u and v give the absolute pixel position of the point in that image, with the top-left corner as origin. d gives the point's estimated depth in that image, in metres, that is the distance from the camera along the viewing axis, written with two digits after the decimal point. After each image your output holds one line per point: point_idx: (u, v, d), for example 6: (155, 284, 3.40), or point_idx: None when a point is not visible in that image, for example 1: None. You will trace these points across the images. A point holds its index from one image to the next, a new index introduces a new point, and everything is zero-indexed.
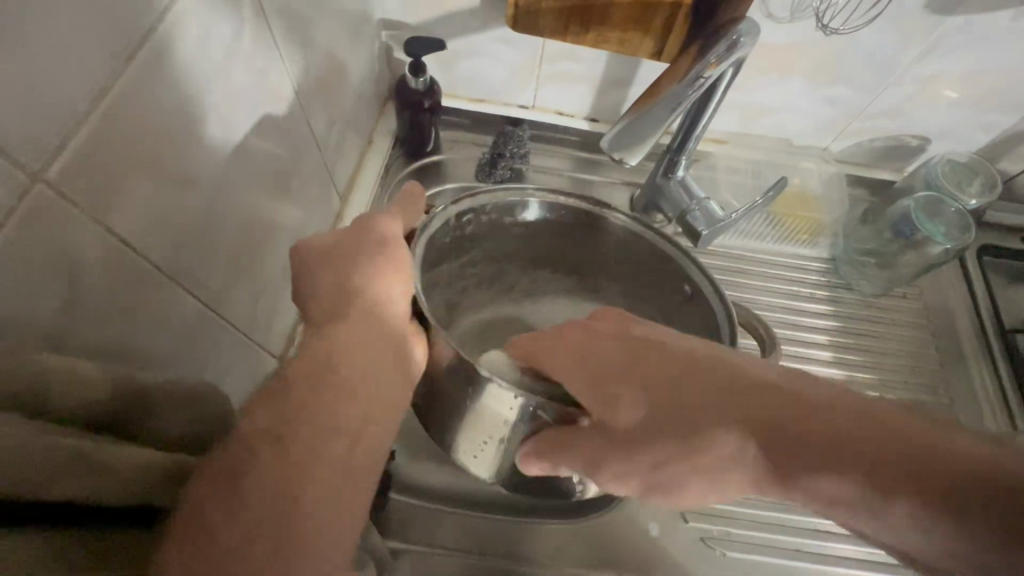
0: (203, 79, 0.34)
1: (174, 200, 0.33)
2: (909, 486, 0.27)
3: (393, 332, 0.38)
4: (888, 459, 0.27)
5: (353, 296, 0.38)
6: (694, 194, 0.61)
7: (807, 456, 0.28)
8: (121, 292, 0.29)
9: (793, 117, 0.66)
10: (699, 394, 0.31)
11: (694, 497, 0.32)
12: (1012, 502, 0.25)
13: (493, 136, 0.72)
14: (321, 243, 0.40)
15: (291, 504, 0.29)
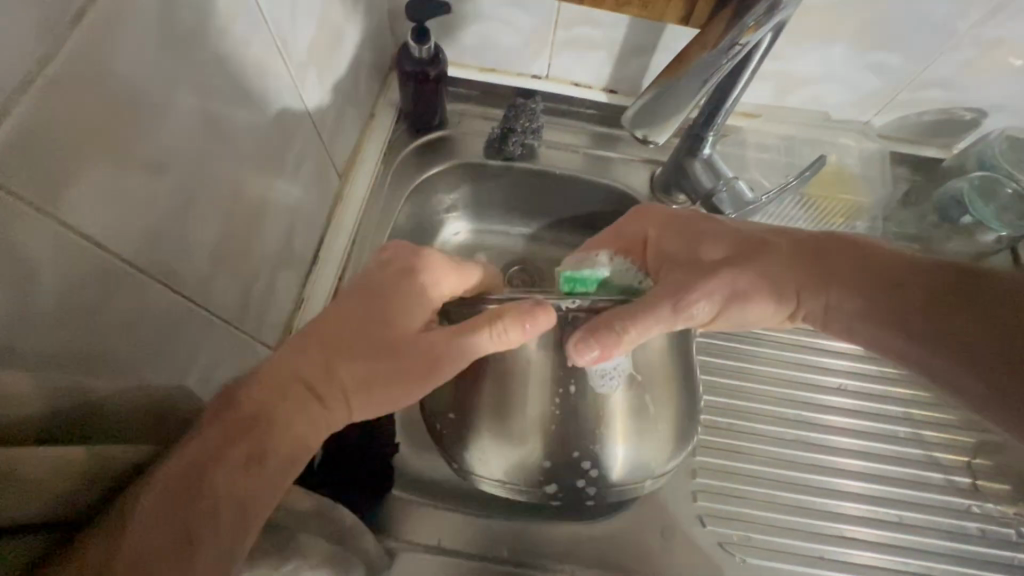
0: (173, 48, 0.30)
1: (145, 187, 0.29)
2: (911, 288, 0.41)
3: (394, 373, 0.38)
4: (891, 278, 0.42)
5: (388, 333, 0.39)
6: (722, 173, 0.56)
7: (823, 274, 0.44)
8: (81, 292, 0.26)
9: (833, 89, 0.60)
10: (755, 235, 0.46)
11: (747, 316, 0.46)
12: (994, 306, 0.38)
13: (503, 109, 0.67)
14: (404, 264, 0.42)
15: (248, 499, 0.29)
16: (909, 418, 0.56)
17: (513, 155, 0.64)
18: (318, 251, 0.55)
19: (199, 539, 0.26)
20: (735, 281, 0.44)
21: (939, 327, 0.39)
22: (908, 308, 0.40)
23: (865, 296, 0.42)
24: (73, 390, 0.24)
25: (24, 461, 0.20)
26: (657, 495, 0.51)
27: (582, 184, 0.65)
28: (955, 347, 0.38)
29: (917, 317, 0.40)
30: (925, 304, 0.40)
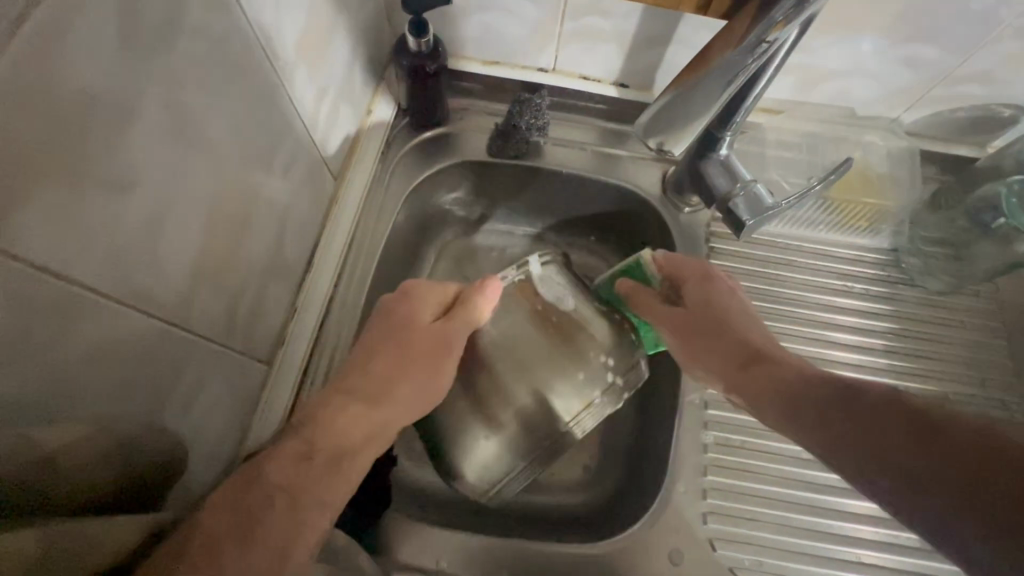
0: (134, 55, 0.27)
1: (103, 208, 0.27)
2: (843, 404, 0.35)
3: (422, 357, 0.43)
4: (843, 402, 0.35)
5: (404, 336, 0.44)
6: (740, 176, 0.52)
7: (755, 369, 0.42)
8: (29, 328, 0.24)
9: (861, 83, 0.56)
10: (726, 313, 0.47)
11: (684, 358, 0.47)
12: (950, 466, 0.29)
13: (508, 104, 0.64)
14: (401, 294, 0.47)
15: (297, 495, 0.34)
16: None
17: (518, 153, 0.61)
18: (313, 258, 0.53)
19: (255, 534, 0.30)
20: (679, 327, 0.47)
21: (874, 445, 0.32)
22: (835, 432, 0.34)
23: (795, 406, 0.38)
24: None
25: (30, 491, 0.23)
26: (664, 515, 0.49)
27: (590, 184, 0.62)
28: (870, 480, 0.32)
29: (837, 428, 0.34)
30: (872, 417, 0.33)
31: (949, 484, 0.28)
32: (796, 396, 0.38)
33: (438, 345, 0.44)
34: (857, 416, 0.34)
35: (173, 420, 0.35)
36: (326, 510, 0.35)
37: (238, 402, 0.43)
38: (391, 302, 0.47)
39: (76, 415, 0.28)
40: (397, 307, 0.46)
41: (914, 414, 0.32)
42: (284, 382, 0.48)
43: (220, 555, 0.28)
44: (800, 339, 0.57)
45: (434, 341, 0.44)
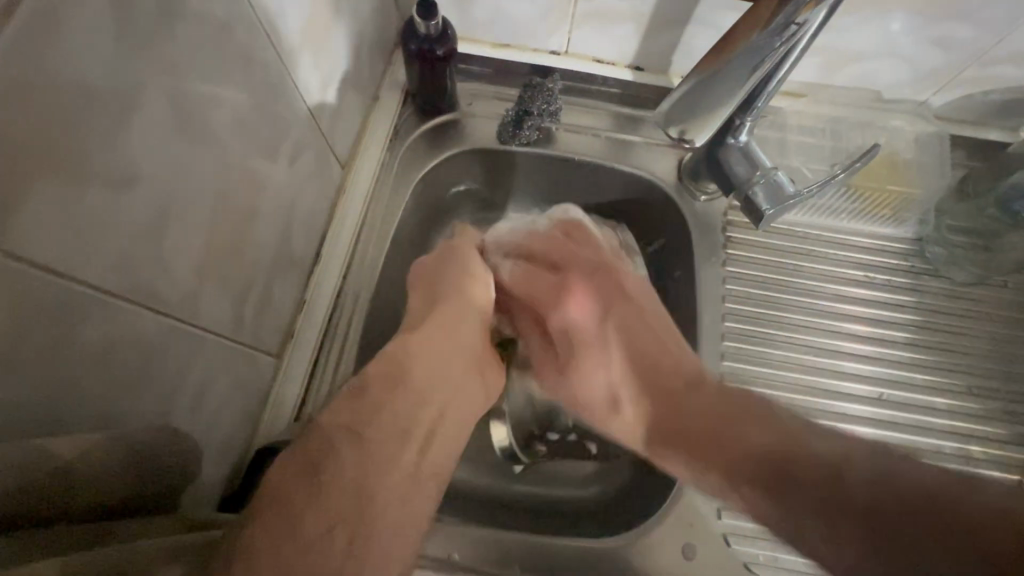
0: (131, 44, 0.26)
1: (104, 204, 0.26)
2: (777, 462, 0.36)
3: (454, 303, 0.45)
4: (773, 461, 0.36)
5: (435, 293, 0.46)
6: (761, 164, 0.50)
7: (680, 410, 0.42)
8: (34, 329, 0.24)
9: (887, 64, 0.54)
10: (634, 334, 0.48)
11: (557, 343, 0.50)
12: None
13: (519, 88, 0.62)
14: (423, 264, 0.48)
15: (364, 439, 0.33)
16: (955, 431, 0.52)
17: (529, 140, 0.60)
18: (321, 249, 0.52)
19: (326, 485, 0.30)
20: (552, 321, 0.50)
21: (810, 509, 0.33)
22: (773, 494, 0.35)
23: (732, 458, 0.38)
24: (33, 458, 0.22)
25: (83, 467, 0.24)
26: (679, 509, 0.48)
27: (604, 171, 0.60)
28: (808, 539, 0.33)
29: (772, 488, 0.35)
30: (795, 483, 0.35)
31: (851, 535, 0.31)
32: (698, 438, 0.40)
33: (466, 289, 0.46)
34: (774, 477, 0.36)
35: (183, 417, 0.35)
36: (395, 441, 0.34)
37: (247, 397, 0.42)
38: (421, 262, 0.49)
39: (82, 418, 0.27)
40: (428, 271, 0.47)
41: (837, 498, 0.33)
42: (295, 376, 0.47)
43: (297, 510, 0.28)
44: (815, 331, 0.55)
45: (458, 288, 0.46)
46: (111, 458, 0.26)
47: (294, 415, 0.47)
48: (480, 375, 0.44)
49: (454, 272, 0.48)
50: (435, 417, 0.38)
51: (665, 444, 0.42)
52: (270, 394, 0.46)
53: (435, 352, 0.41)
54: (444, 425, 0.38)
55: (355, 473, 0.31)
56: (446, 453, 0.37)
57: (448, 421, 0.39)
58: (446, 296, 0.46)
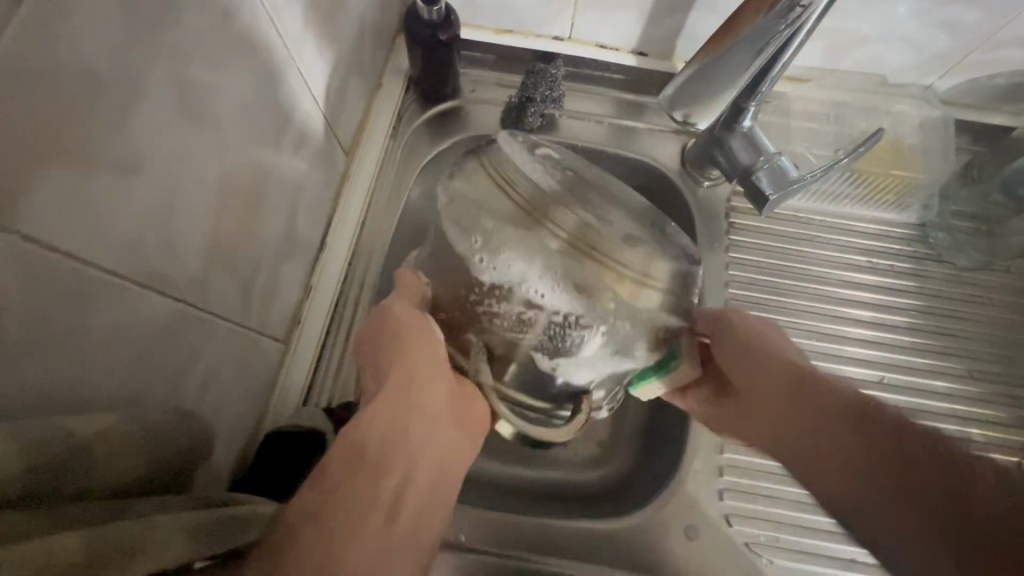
0: (137, 28, 0.26)
1: (110, 189, 0.26)
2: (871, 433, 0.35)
3: (410, 358, 0.38)
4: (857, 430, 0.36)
5: (390, 349, 0.39)
6: (765, 149, 0.50)
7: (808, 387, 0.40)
8: (55, 306, 0.25)
9: (892, 47, 0.53)
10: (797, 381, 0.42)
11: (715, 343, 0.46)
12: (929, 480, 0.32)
13: (521, 75, 0.62)
14: (374, 322, 0.41)
15: (331, 508, 0.31)
16: (956, 414, 0.53)
17: (533, 127, 0.60)
18: (325, 238, 0.52)
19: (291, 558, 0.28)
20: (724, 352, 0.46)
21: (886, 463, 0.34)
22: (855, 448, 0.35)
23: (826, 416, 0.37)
24: (60, 434, 0.23)
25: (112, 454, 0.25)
26: (680, 492, 0.49)
27: (607, 158, 0.60)
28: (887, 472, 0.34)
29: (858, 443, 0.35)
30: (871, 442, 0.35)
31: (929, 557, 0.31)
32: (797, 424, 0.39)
33: (416, 340, 0.39)
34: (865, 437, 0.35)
35: (194, 400, 0.36)
36: (363, 510, 0.31)
37: (255, 384, 0.43)
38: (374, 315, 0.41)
39: (96, 398, 0.28)
40: (375, 330, 0.41)
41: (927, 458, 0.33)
42: (301, 363, 0.48)
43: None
44: (819, 316, 0.55)
45: (412, 340, 0.39)
46: (124, 437, 0.26)
47: (300, 400, 0.47)
48: (459, 418, 0.39)
49: (398, 329, 0.40)
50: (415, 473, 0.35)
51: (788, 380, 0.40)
52: (277, 380, 0.46)
53: (398, 411, 0.36)
54: (419, 481, 0.35)
55: (321, 553, 0.29)
56: (424, 509, 0.35)
57: (423, 474, 0.35)
58: (401, 351, 0.39)
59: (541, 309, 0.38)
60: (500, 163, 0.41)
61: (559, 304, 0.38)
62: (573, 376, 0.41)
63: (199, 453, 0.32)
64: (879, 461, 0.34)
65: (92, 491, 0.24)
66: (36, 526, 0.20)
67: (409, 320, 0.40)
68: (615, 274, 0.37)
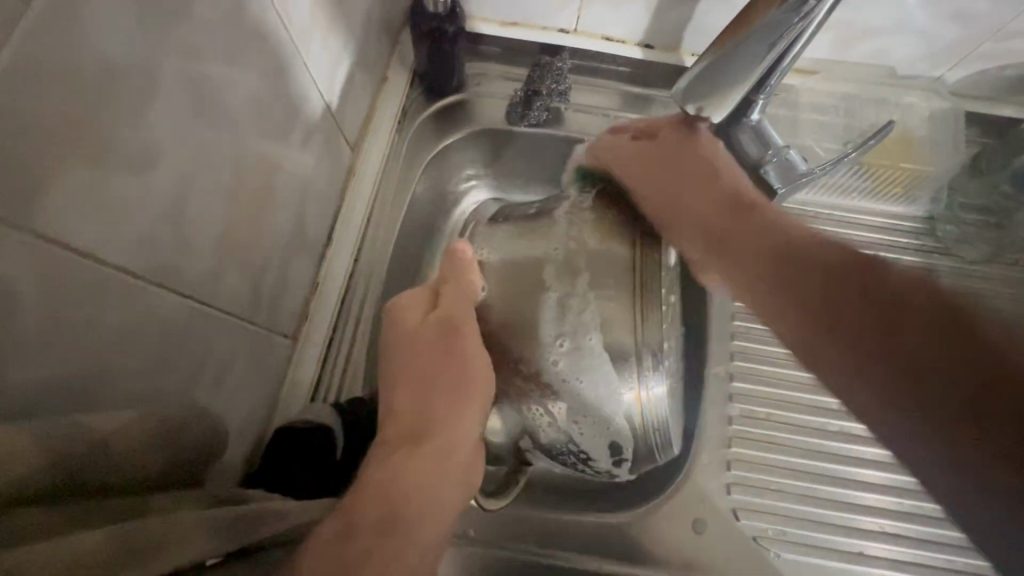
0: (152, 23, 0.26)
1: (126, 186, 0.26)
2: (845, 280, 0.33)
3: (456, 399, 0.38)
4: (818, 287, 0.33)
5: (442, 375, 0.39)
6: (773, 141, 0.50)
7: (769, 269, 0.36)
8: (69, 303, 0.24)
9: (903, 39, 0.53)
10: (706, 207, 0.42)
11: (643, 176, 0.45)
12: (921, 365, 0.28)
13: (527, 68, 0.61)
14: (432, 340, 0.40)
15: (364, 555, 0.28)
16: None
17: (538, 120, 0.59)
18: (332, 233, 0.52)
19: None
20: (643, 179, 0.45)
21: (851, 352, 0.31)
22: (832, 345, 0.32)
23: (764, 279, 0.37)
24: (75, 430, 0.23)
25: (127, 447, 0.25)
26: (688, 486, 0.49)
27: None
28: (864, 387, 0.30)
29: (836, 328, 0.32)
30: (849, 311, 0.32)
31: (936, 438, 0.27)
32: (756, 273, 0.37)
33: (471, 388, 0.39)
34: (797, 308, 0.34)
35: (208, 398, 0.36)
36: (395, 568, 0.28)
37: (265, 380, 0.43)
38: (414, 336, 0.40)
39: (114, 394, 0.28)
40: (428, 353, 0.39)
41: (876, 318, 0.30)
42: (310, 358, 0.48)
43: None
44: None
45: (469, 381, 0.39)
46: (140, 433, 0.26)
47: (310, 396, 0.47)
48: (470, 485, 0.37)
49: (467, 376, 0.39)
50: (434, 531, 0.33)
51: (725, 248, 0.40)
52: (286, 376, 0.46)
53: (432, 467, 0.35)
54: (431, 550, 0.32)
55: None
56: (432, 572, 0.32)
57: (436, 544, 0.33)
58: (452, 402, 0.38)
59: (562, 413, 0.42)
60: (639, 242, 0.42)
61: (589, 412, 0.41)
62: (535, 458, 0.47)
63: (214, 448, 0.32)
64: (865, 318, 0.31)
65: (110, 489, 0.24)
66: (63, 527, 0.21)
67: (474, 360, 0.39)
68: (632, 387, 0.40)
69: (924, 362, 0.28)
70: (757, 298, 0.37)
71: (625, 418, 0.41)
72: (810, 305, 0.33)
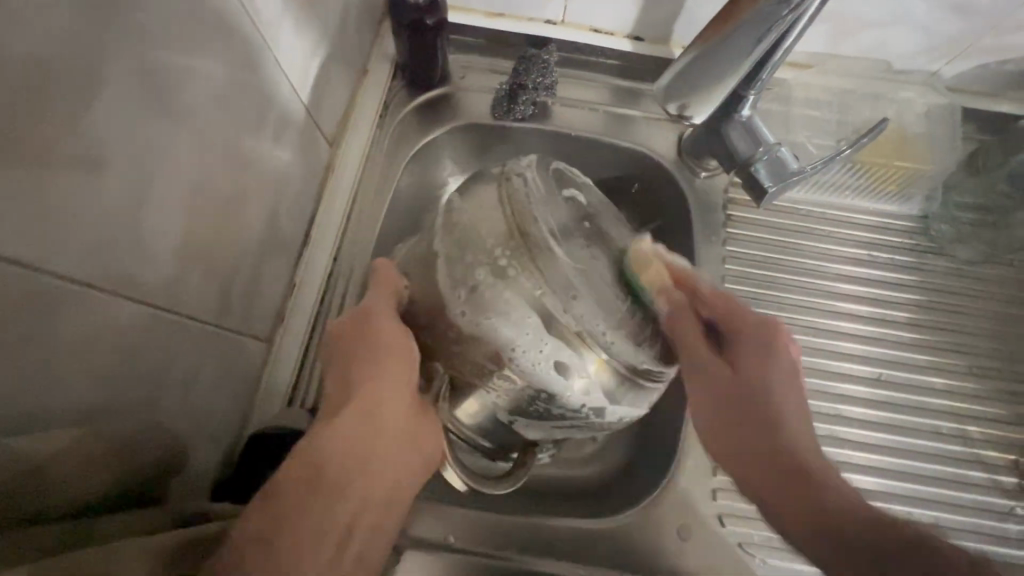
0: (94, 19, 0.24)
1: (72, 190, 0.25)
2: (786, 472, 0.35)
3: (383, 367, 0.39)
4: (772, 467, 0.36)
5: (360, 351, 0.40)
6: (765, 139, 0.48)
7: (746, 431, 0.38)
8: (13, 319, 0.23)
9: (898, 32, 0.51)
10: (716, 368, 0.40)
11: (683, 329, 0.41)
12: (856, 534, 0.31)
13: (513, 60, 0.59)
14: (354, 323, 0.41)
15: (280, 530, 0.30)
16: (953, 411, 0.52)
17: (524, 115, 0.58)
18: (310, 231, 0.50)
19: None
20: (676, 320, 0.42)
21: (799, 524, 0.33)
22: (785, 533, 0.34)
23: (747, 487, 0.37)
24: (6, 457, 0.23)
25: (69, 467, 0.26)
26: (673, 490, 0.49)
27: (602, 147, 0.59)
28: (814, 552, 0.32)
29: (772, 502, 0.35)
30: (818, 511, 0.33)
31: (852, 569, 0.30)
32: (733, 436, 0.38)
33: (393, 356, 0.40)
34: (762, 484, 0.36)
35: (173, 408, 0.34)
36: (315, 536, 0.32)
37: (237, 386, 0.42)
38: (344, 328, 0.41)
39: (65, 408, 0.27)
40: (350, 333, 0.41)
41: (824, 509, 0.33)
42: (286, 360, 0.47)
43: None
44: (818, 312, 0.54)
45: (389, 352, 0.40)
46: (93, 457, 0.27)
47: (286, 399, 0.46)
48: (417, 446, 0.39)
49: (382, 352, 0.40)
50: (365, 498, 0.36)
51: (729, 428, 0.38)
52: (261, 380, 0.45)
53: (367, 436, 0.37)
54: (370, 510, 0.36)
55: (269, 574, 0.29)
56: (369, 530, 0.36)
57: (371, 506, 0.36)
58: (375, 366, 0.39)
59: (520, 382, 0.41)
60: (518, 214, 0.41)
61: (546, 383, 0.40)
62: (523, 429, 0.45)
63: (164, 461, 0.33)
64: (811, 524, 0.33)
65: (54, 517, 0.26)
66: (21, 558, 0.23)
67: (394, 331, 0.41)
68: (592, 355, 0.40)
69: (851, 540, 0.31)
70: (717, 430, 0.39)
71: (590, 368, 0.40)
72: (769, 464, 0.36)
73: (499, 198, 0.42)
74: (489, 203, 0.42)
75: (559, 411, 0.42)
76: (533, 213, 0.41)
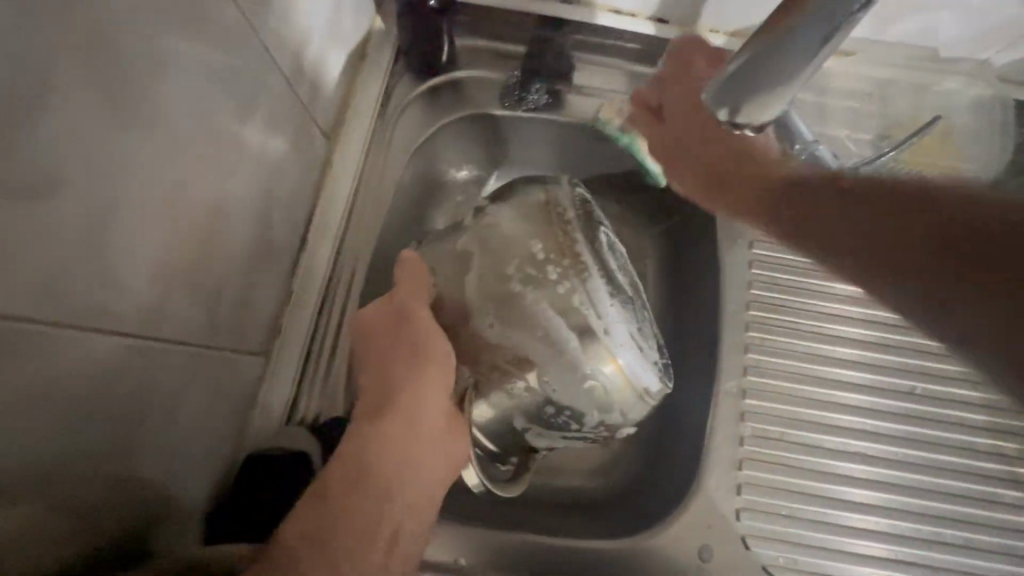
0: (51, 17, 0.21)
1: (20, 218, 0.21)
2: (864, 218, 0.35)
3: (412, 363, 0.37)
4: (864, 236, 0.35)
5: (395, 346, 0.37)
6: (798, 135, 0.44)
7: (797, 203, 0.39)
8: None
9: (950, 17, 0.47)
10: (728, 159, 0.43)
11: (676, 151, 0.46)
12: (956, 228, 0.31)
13: (525, 43, 0.55)
14: (382, 316, 0.38)
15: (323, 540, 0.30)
16: (992, 428, 0.50)
17: (536, 105, 0.54)
18: (309, 230, 0.47)
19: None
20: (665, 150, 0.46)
21: (886, 245, 0.34)
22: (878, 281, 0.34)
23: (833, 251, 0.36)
24: None
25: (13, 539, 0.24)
26: (696, 509, 0.46)
27: (622, 138, 0.54)
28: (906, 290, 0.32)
29: (861, 231, 0.35)
30: (904, 243, 0.33)
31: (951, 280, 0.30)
32: (794, 208, 0.39)
33: (423, 354, 0.37)
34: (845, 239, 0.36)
35: (155, 440, 0.32)
36: (358, 536, 0.31)
37: (231, 405, 0.39)
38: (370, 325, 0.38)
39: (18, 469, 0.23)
40: (380, 329, 0.38)
41: (939, 246, 0.31)
42: (284, 373, 0.44)
43: None
44: (853, 322, 0.52)
45: (420, 347, 0.37)
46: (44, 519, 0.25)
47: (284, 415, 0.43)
48: (456, 450, 0.37)
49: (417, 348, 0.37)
50: (409, 498, 0.34)
51: (779, 209, 0.40)
52: (258, 395, 0.42)
53: (408, 441, 0.35)
54: (416, 507, 0.34)
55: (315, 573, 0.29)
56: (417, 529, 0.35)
57: (418, 505, 0.35)
58: (415, 363, 0.37)
59: (540, 395, 0.39)
60: (556, 225, 0.39)
61: (568, 399, 0.39)
62: (534, 440, 0.43)
63: (135, 501, 0.32)
64: (927, 252, 0.31)
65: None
66: None
67: (428, 327, 0.38)
68: (610, 361, 0.38)
69: (918, 243, 0.32)
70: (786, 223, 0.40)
71: (610, 386, 0.38)
72: (839, 212, 0.36)
73: (543, 208, 0.39)
74: (530, 208, 0.40)
75: (569, 421, 0.40)
76: (576, 224, 0.39)
